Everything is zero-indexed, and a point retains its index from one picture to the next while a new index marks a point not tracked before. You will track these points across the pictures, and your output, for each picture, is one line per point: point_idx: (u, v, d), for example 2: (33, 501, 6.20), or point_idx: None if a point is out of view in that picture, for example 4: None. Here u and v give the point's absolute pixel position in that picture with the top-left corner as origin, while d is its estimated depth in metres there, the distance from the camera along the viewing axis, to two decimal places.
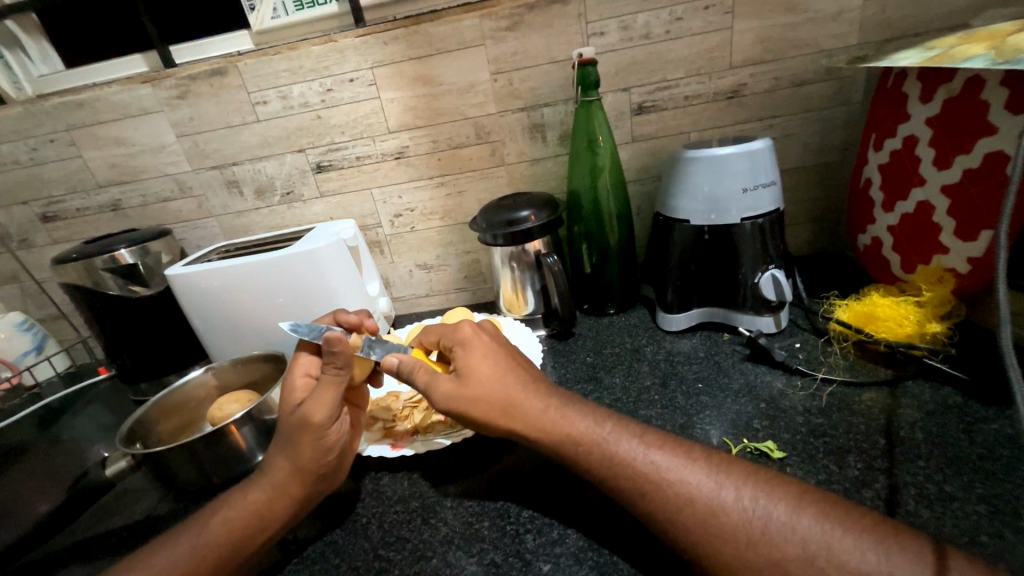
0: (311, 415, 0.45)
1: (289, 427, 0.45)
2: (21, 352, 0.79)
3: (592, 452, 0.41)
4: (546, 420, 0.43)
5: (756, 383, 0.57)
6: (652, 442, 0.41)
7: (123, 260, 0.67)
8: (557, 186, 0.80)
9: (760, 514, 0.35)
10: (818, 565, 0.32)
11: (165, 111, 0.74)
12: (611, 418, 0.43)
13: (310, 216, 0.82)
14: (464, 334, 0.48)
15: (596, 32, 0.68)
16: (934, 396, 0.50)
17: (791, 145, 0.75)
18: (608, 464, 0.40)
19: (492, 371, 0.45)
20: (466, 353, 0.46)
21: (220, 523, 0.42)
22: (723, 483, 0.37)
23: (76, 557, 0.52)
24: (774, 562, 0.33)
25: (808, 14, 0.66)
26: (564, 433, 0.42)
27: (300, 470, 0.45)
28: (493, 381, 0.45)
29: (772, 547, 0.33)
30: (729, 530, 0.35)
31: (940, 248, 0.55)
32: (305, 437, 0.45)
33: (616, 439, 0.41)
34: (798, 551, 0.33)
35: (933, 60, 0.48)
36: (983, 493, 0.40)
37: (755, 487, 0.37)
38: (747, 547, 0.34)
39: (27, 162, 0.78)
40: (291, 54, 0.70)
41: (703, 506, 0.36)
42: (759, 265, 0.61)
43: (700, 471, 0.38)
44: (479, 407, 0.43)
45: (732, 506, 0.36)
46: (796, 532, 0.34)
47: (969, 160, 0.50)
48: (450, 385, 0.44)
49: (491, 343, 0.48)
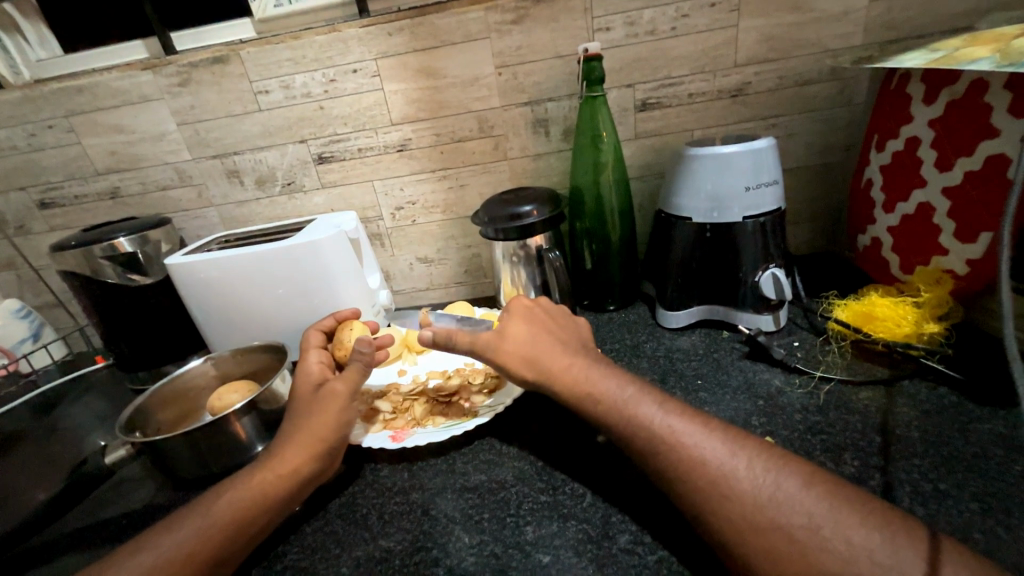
0: (334, 389, 0.49)
1: (308, 403, 0.49)
2: (19, 340, 0.78)
3: (611, 411, 0.42)
4: (570, 375, 0.46)
5: (755, 381, 0.57)
6: (672, 409, 0.42)
7: (121, 248, 0.66)
8: (559, 181, 0.80)
9: (770, 483, 0.36)
10: (822, 536, 0.33)
11: (165, 99, 0.73)
12: (633, 384, 0.45)
13: (311, 208, 0.82)
14: (510, 303, 0.53)
15: (601, 27, 0.68)
16: (930, 395, 0.51)
17: (793, 144, 0.75)
18: (625, 423, 0.41)
19: (527, 332, 0.50)
20: (508, 316, 0.52)
21: (230, 499, 0.43)
22: (736, 453, 0.38)
23: (74, 544, 0.52)
24: (781, 528, 0.33)
25: (813, 13, 0.66)
26: (587, 391, 0.44)
27: (317, 443, 0.46)
28: (527, 338, 0.49)
29: (778, 513, 0.34)
30: (737, 495, 0.35)
31: (940, 249, 0.55)
32: (326, 410, 0.47)
33: (637, 403, 0.42)
34: (804, 521, 0.33)
35: (938, 62, 0.48)
36: (976, 491, 0.41)
37: (767, 460, 0.37)
38: (753, 513, 0.34)
39: (25, 147, 0.78)
40: (294, 43, 0.69)
41: (715, 471, 0.36)
42: (760, 264, 0.61)
43: (715, 439, 0.39)
44: (507, 358, 0.48)
45: (742, 474, 0.36)
46: (803, 504, 0.34)
47: (971, 162, 0.51)
48: (490, 336, 0.49)
49: (533, 310, 0.53)
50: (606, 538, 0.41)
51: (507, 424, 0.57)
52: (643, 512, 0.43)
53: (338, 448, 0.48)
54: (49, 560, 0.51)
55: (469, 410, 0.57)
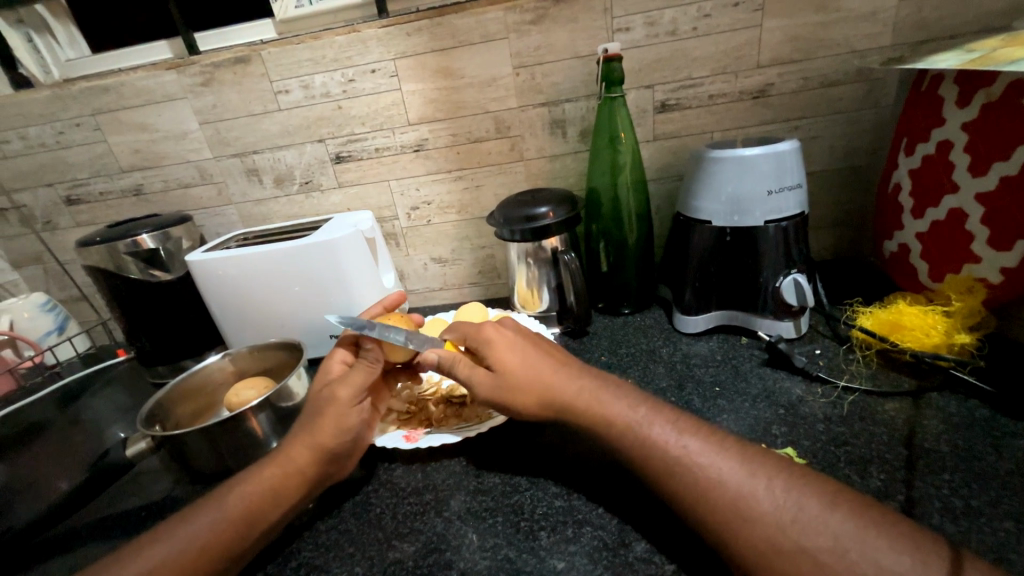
0: (336, 393, 0.48)
1: (310, 414, 0.48)
2: (45, 332, 0.80)
3: (626, 432, 0.41)
4: (580, 404, 0.44)
5: (775, 389, 0.56)
6: (686, 429, 0.41)
7: (144, 245, 0.67)
8: (575, 183, 0.79)
9: (792, 505, 0.34)
10: (850, 559, 0.31)
11: (189, 98, 0.75)
12: (644, 404, 0.44)
13: (328, 207, 0.82)
14: (489, 333, 0.49)
15: (621, 27, 0.67)
16: (959, 408, 0.49)
17: (816, 146, 0.73)
18: (640, 444, 0.40)
19: (522, 362, 0.47)
20: (493, 349, 0.48)
21: (241, 493, 0.43)
22: (755, 474, 0.37)
23: (94, 534, 0.53)
24: (806, 552, 0.32)
25: (840, 13, 0.64)
26: (595, 412, 0.43)
27: (318, 448, 0.46)
28: (523, 371, 0.46)
29: (803, 536, 0.33)
30: (760, 516, 0.34)
31: (972, 257, 0.53)
32: (325, 421, 0.47)
33: (650, 423, 0.41)
34: (830, 543, 0.32)
35: (973, 63, 0.47)
36: (1011, 509, 0.39)
37: (787, 480, 0.36)
38: (776, 534, 0.33)
39: (54, 145, 0.79)
40: (314, 44, 0.70)
41: (734, 492, 0.36)
42: (781, 269, 0.60)
43: (732, 460, 0.38)
44: (517, 394, 0.46)
45: (763, 495, 0.35)
46: (828, 526, 0.33)
47: (1007, 167, 0.48)
48: (487, 377, 0.47)
49: (514, 337, 0.50)
50: (622, 546, 0.40)
51: (508, 434, 0.55)
52: (659, 518, 0.42)
53: (342, 454, 0.48)
54: (69, 549, 0.52)
55: (482, 412, 0.56)
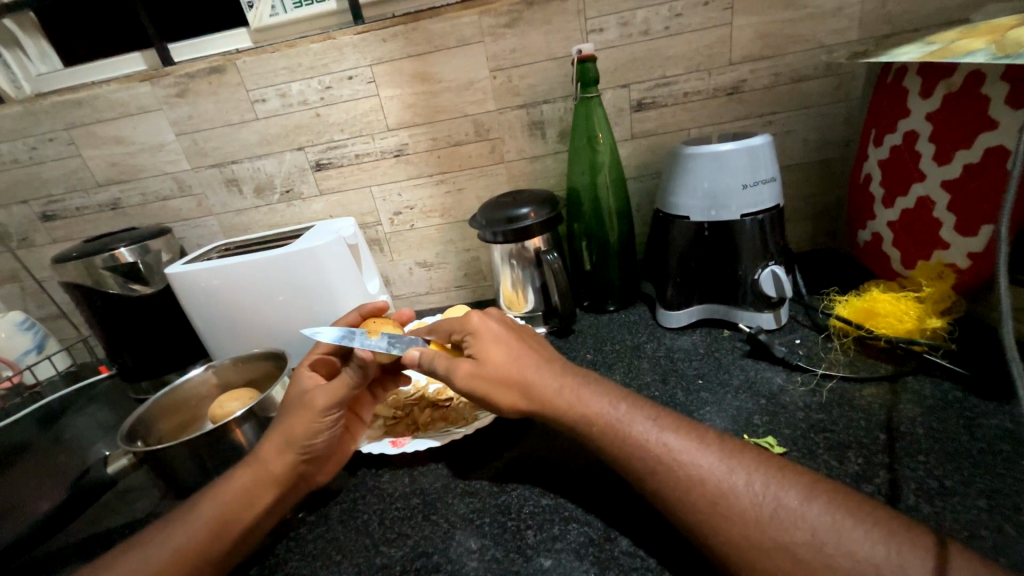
0: (313, 398, 0.47)
1: (283, 412, 0.48)
2: (22, 351, 0.78)
3: (605, 432, 0.42)
4: (561, 400, 0.44)
5: (756, 379, 0.57)
6: (667, 425, 0.41)
7: (123, 259, 0.66)
8: (557, 183, 0.80)
9: (769, 500, 0.35)
10: (827, 553, 0.32)
11: (163, 109, 0.74)
12: (624, 401, 0.44)
13: (310, 215, 0.82)
14: (475, 323, 0.49)
15: (595, 28, 0.68)
16: (933, 391, 0.51)
17: (791, 140, 0.75)
18: (620, 445, 0.40)
19: (505, 355, 0.47)
20: (477, 340, 0.48)
21: (219, 496, 0.43)
22: (733, 469, 0.37)
23: (77, 554, 0.52)
24: (783, 546, 0.33)
25: (808, 9, 0.66)
26: (575, 411, 0.43)
27: (288, 450, 0.45)
28: (505, 364, 0.47)
29: (780, 531, 0.33)
30: (738, 514, 0.35)
31: (941, 243, 0.54)
32: (298, 420, 0.46)
33: (630, 420, 0.42)
34: (807, 538, 0.33)
35: (933, 55, 0.48)
36: (983, 488, 0.40)
37: (766, 474, 0.37)
38: (755, 531, 0.34)
39: (27, 161, 0.78)
40: (289, 52, 0.70)
41: (713, 491, 0.36)
42: (759, 261, 0.61)
43: (711, 455, 0.38)
44: (497, 387, 0.46)
45: (741, 491, 0.36)
46: (805, 520, 0.34)
47: (970, 155, 0.50)
48: (469, 368, 0.46)
49: (500, 329, 0.50)
50: (607, 541, 0.41)
51: (496, 434, 0.55)
52: (642, 515, 0.43)
53: (312, 457, 0.47)
54: (52, 571, 0.51)
55: (468, 413, 0.56)
